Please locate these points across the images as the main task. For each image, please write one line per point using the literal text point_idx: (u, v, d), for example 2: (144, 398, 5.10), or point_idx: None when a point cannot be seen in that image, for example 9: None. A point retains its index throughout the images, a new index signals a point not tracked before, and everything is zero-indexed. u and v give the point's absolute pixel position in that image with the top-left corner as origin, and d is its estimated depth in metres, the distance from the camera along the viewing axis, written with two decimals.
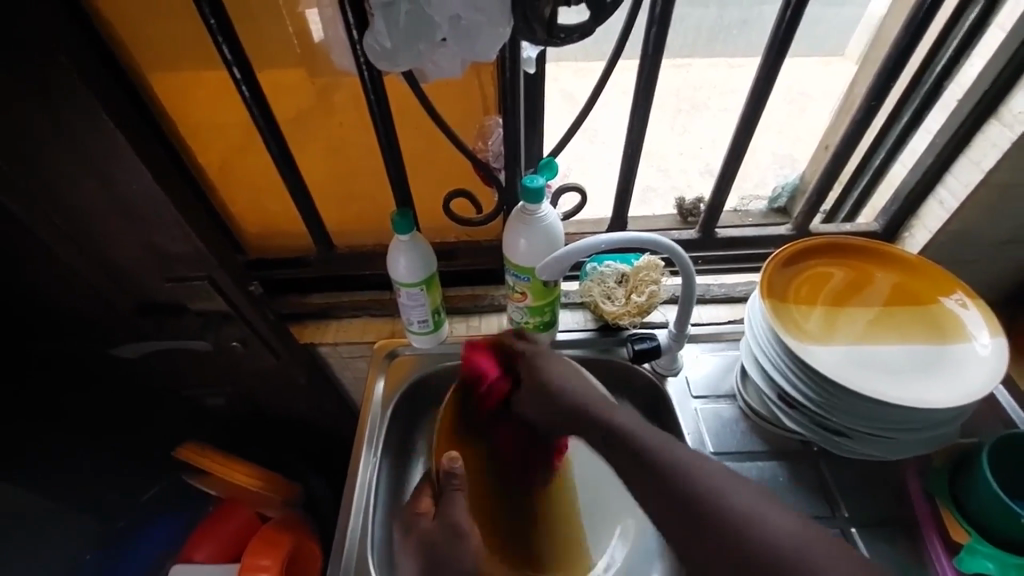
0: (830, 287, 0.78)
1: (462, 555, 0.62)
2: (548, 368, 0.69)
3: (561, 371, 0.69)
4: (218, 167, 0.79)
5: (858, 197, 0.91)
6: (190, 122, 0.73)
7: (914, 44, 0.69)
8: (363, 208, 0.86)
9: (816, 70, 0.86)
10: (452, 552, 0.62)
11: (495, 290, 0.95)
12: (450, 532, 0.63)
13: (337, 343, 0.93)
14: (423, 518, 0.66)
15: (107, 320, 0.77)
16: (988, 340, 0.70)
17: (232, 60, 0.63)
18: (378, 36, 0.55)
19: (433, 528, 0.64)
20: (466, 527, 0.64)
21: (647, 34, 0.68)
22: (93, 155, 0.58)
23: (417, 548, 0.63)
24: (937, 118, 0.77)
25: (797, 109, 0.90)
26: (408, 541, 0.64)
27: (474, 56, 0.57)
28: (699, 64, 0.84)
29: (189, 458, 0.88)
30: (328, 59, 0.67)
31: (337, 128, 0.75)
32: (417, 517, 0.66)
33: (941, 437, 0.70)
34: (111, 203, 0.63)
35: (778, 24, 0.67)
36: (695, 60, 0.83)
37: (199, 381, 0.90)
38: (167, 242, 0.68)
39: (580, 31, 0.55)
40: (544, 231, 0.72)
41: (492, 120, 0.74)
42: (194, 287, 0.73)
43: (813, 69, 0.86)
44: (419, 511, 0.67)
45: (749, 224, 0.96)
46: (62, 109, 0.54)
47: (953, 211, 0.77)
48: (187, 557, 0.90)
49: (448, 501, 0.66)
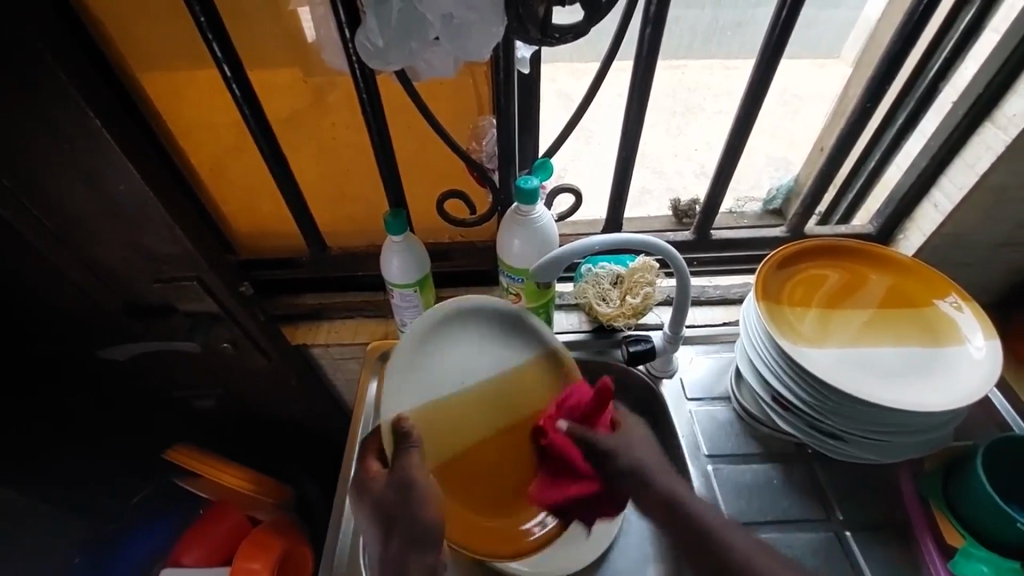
0: (824, 289, 0.78)
1: (416, 509, 0.55)
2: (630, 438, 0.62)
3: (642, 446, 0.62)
4: (209, 168, 0.78)
5: (853, 199, 0.91)
6: (180, 121, 0.72)
7: (907, 49, 0.69)
8: (357, 209, 0.86)
9: (811, 72, 0.85)
10: (406, 515, 0.55)
11: (489, 292, 0.94)
12: (402, 489, 0.56)
13: (329, 344, 0.93)
14: (377, 479, 0.59)
15: (94, 321, 0.76)
16: (983, 342, 0.70)
17: (222, 58, 0.62)
18: (370, 34, 0.55)
19: (389, 492, 0.57)
20: (418, 477, 0.57)
21: (642, 34, 0.67)
22: (80, 156, 0.57)
23: (374, 514, 0.58)
24: (931, 121, 0.77)
25: (791, 110, 0.90)
26: (364, 504, 0.60)
27: (468, 56, 0.56)
28: (694, 66, 0.83)
29: (180, 461, 0.90)
30: (320, 58, 0.66)
31: (330, 128, 0.74)
32: (371, 475, 0.61)
33: (935, 441, 0.70)
34: (99, 202, 0.62)
35: (773, 26, 0.66)
36: (690, 62, 0.82)
37: (189, 383, 0.89)
38: (156, 243, 0.67)
39: (574, 31, 0.54)
40: (539, 233, 0.71)
41: (486, 121, 0.73)
42: (184, 288, 0.72)
43: (809, 70, 0.85)
44: (370, 471, 0.61)
45: (744, 226, 0.96)
46: (49, 110, 0.53)
47: (948, 213, 0.77)
48: (176, 559, 0.89)
49: (398, 460, 0.59)
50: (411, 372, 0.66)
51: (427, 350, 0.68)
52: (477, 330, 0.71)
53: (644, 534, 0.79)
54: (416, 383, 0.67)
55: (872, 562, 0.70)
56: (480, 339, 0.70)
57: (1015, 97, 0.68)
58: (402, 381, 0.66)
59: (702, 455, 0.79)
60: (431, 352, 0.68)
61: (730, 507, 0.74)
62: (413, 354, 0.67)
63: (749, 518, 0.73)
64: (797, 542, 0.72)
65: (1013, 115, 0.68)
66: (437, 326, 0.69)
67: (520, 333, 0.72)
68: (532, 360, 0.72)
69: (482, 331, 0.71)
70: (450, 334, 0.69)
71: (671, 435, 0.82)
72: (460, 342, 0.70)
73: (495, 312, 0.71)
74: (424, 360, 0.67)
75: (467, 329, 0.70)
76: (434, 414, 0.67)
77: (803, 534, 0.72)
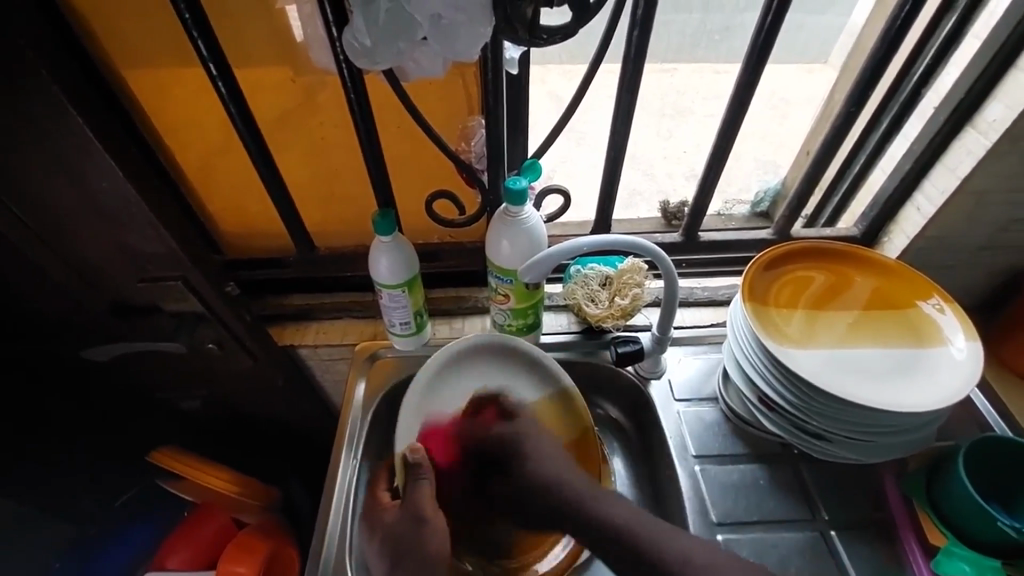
0: (811, 290, 0.79)
1: (426, 542, 0.63)
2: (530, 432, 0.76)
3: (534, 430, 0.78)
4: (195, 166, 0.77)
5: (839, 202, 0.92)
6: (166, 118, 0.71)
7: (889, 56, 0.70)
8: (346, 209, 0.85)
9: (799, 76, 0.86)
10: (414, 547, 0.62)
11: (479, 293, 0.95)
12: (414, 522, 0.63)
13: (317, 345, 0.92)
14: (388, 512, 0.66)
15: (76, 322, 0.75)
16: (965, 344, 0.71)
17: (207, 56, 0.62)
18: (357, 33, 0.54)
19: (398, 517, 0.65)
20: (428, 513, 0.64)
21: (630, 37, 0.67)
22: (60, 152, 0.56)
23: (384, 545, 0.64)
24: (915, 125, 0.78)
25: (780, 115, 0.91)
26: (376, 534, 0.65)
27: (456, 56, 0.56)
28: (683, 69, 0.83)
29: (163, 463, 0.87)
30: (308, 57, 0.66)
31: (318, 128, 0.74)
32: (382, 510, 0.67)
33: (918, 441, 0.70)
34: (82, 200, 0.61)
35: (758, 31, 0.67)
36: (680, 66, 0.83)
37: (173, 385, 0.87)
38: (139, 241, 0.66)
39: (563, 32, 0.54)
40: (527, 234, 0.71)
41: (475, 122, 0.73)
42: (168, 288, 0.71)
43: (796, 75, 0.86)
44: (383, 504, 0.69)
45: (731, 228, 0.97)
46: (27, 103, 0.52)
47: (931, 216, 0.78)
48: (160, 563, 0.88)
49: (411, 493, 0.65)
50: (425, 408, 0.75)
51: (439, 387, 0.78)
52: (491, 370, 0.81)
53: None
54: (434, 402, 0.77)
55: (856, 562, 0.70)
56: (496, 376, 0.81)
57: (995, 102, 0.69)
58: (414, 414, 0.74)
59: (689, 455, 0.79)
60: (444, 390, 0.78)
61: (717, 507, 0.74)
62: (427, 391, 0.76)
63: (736, 518, 0.73)
64: (783, 542, 0.72)
65: (993, 120, 0.69)
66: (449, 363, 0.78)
67: (526, 366, 0.81)
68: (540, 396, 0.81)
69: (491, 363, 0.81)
70: (468, 369, 0.80)
71: (658, 436, 0.82)
72: (471, 379, 0.80)
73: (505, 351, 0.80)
74: (436, 396, 0.77)
75: (477, 370, 0.80)
76: (445, 449, 0.75)
77: (789, 534, 0.72)
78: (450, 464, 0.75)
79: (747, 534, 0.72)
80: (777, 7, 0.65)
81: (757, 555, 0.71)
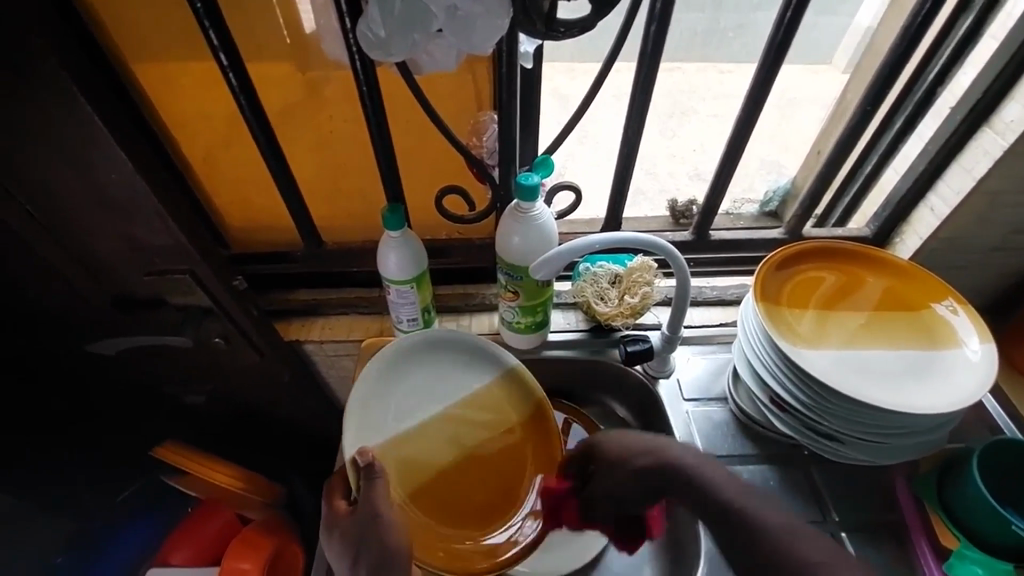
0: (822, 291, 0.78)
1: (381, 537, 0.53)
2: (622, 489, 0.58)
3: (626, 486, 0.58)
4: (202, 158, 0.76)
5: (849, 203, 0.90)
6: (173, 110, 0.70)
7: (907, 54, 0.69)
8: (354, 204, 0.84)
9: (803, 77, 0.85)
10: (371, 544, 0.53)
11: (486, 290, 0.94)
12: (371, 523, 0.54)
13: (323, 341, 0.91)
14: (342, 516, 0.57)
15: (81, 316, 0.74)
16: (978, 346, 0.70)
17: (219, 46, 0.61)
18: (372, 24, 0.53)
19: (357, 519, 0.55)
20: (382, 508, 0.54)
21: (645, 32, 0.67)
22: (68, 142, 0.55)
23: (343, 548, 0.55)
24: (930, 125, 0.77)
25: (784, 115, 0.89)
26: (339, 543, 0.56)
27: (471, 49, 0.56)
28: (690, 69, 0.83)
29: (166, 457, 0.87)
30: (319, 49, 0.65)
31: (327, 121, 0.73)
32: (337, 513, 0.58)
33: (932, 443, 0.70)
34: (90, 191, 0.60)
35: (777, 27, 0.66)
36: (686, 65, 0.82)
37: (178, 380, 0.86)
38: (147, 233, 0.65)
39: (580, 26, 0.54)
40: (539, 230, 0.70)
41: (487, 117, 0.73)
42: (175, 281, 0.71)
43: (801, 76, 0.85)
44: (338, 510, 0.59)
45: (740, 227, 0.96)
46: (35, 91, 0.51)
47: (945, 217, 0.78)
48: (164, 559, 0.90)
49: (365, 493, 0.56)
50: (376, 401, 0.75)
51: (388, 387, 0.77)
52: (439, 362, 0.80)
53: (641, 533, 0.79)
54: (383, 403, 0.76)
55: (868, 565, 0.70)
56: (443, 368, 0.80)
57: (1013, 102, 0.68)
58: (361, 415, 0.73)
59: None
60: (397, 383, 0.77)
61: None
62: (378, 384, 0.76)
63: None
64: None
65: (1011, 121, 0.68)
66: (401, 354, 0.78)
67: (472, 354, 0.81)
68: (492, 382, 0.80)
69: (437, 356, 0.80)
70: (414, 364, 0.79)
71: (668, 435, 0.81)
72: (425, 371, 0.79)
73: (458, 342, 0.80)
74: (388, 388, 0.77)
75: (425, 363, 0.80)
76: (398, 442, 0.74)
77: None
78: (404, 457, 0.74)
79: None
80: (797, 3, 0.64)
81: None
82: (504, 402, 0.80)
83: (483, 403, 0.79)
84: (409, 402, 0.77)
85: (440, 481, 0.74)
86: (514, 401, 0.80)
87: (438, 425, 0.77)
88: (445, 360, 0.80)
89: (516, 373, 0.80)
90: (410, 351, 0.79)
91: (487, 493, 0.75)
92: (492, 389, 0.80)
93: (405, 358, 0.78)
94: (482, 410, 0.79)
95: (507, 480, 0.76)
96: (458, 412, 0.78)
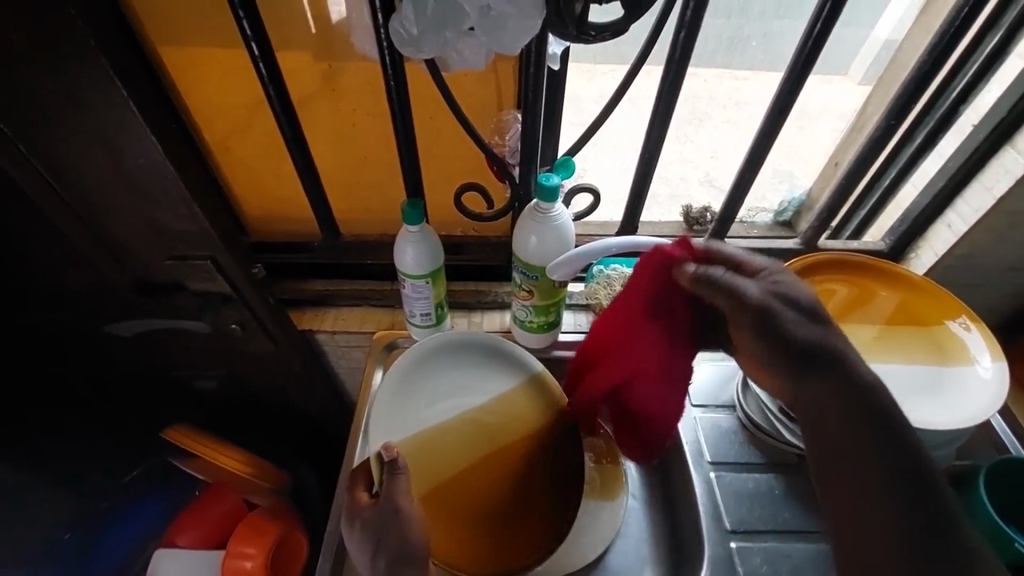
0: (834, 302, 0.79)
1: (402, 532, 0.54)
2: (762, 351, 0.56)
3: (769, 351, 0.55)
4: (225, 147, 0.77)
5: (866, 215, 0.90)
6: (200, 97, 0.71)
7: (932, 70, 0.70)
8: (373, 198, 0.85)
9: (817, 87, 0.84)
10: (391, 539, 0.54)
11: (499, 287, 0.95)
12: (394, 519, 0.55)
13: (335, 331, 0.92)
14: (364, 508, 0.57)
15: (99, 299, 0.75)
16: (990, 364, 0.71)
17: (251, 36, 0.61)
18: (405, 21, 0.54)
19: (382, 513, 0.56)
20: (404, 504, 0.56)
21: (674, 38, 0.67)
22: (101, 127, 0.56)
23: (363, 539, 0.55)
24: (951, 142, 0.77)
25: (800, 125, 0.89)
26: (361, 535, 0.56)
27: (501, 48, 0.56)
28: (701, 77, 0.83)
29: (176, 439, 0.87)
30: (348, 41, 0.66)
31: (351, 113, 0.74)
32: (360, 505, 0.58)
33: (939, 460, 0.70)
34: (119, 175, 0.61)
35: (805, 39, 0.67)
36: (700, 71, 0.82)
37: (190, 366, 0.87)
38: (171, 219, 0.66)
39: (613, 29, 0.54)
40: (557, 231, 0.71)
41: (510, 116, 0.73)
42: (196, 266, 0.71)
43: (814, 86, 0.84)
44: (359, 501, 0.58)
45: (755, 236, 0.95)
46: (73, 76, 0.52)
47: (962, 234, 0.78)
48: (171, 541, 0.88)
49: (387, 487, 0.57)
50: (400, 400, 0.78)
51: (413, 388, 0.80)
52: (463, 364, 0.83)
53: (644, 537, 0.77)
54: (408, 401, 0.79)
55: None
56: (467, 370, 0.83)
57: None
58: (387, 411, 0.77)
59: (705, 461, 0.79)
60: (420, 384, 0.80)
61: (731, 515, 0.74)
62: (403, 384, 0.80)
63: (750, 526, 0.73)
64: (796, 552, 0.72)
65: None
66: (425, 355, 0.82)
67: (496, 356, 0.83)
68: (515, 386, 0.82)
69: (462, 359, 0.84)
70: (438, 366, 0.82)
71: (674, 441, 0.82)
72: (449, 373, 0.82)
73: (483, 345, 0.84)
74: (413, 387, 0.80)
75: (449, 365, 0.83)
76: (419, 442, 0.75)
77: (802, 545, 0.72)
78: (423, 456, 0.74)
79: (759, 543, 0.72)
80: (827, 14, 0.64)
81: (771, 563, 0.71)
82: (527, 404, 0.80)
83: (506, 404, 0.80)
84: (432, 401, 0.79)
85: (455, 482, 0.73)
86: (537, 406, 0.80)
87: (458, 425, 0.78)
88: (469, 361, 0.83)
89: (538, 377, 0.82)
90: (436, 351, 0.83)
91: (502, 497, 0.74)
92: (515, 392, 0.81)
93: (430, 356, 0.82)
94: (503, 411, 0.79)
95: (529, 483, 0.75)
96: (480, 414, 0.79)
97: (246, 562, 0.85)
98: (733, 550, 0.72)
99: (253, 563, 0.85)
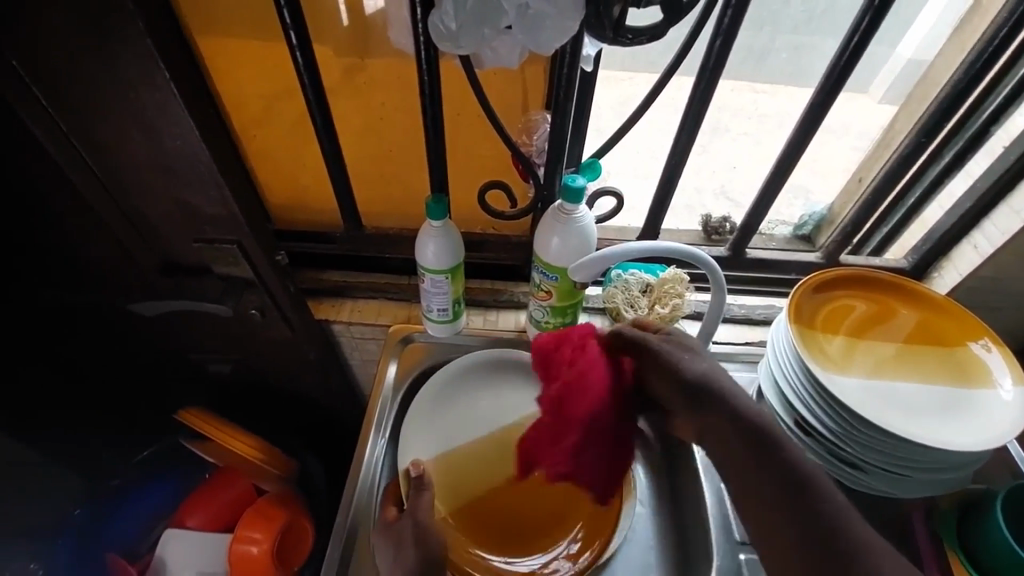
0: (853, 317, 0.78)
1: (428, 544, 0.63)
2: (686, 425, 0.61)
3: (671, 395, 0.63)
4: (255, 136, 0.78)
5: (889, 231, 0.89)
6: (232, 84, 0.71)
7: (967, 90, 0.69)
8: (396, 193, 0.86)
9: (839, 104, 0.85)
10: (418, 549, 0.63)
11: (516, 287, 0.95)
12: (415, 531, 0.64)
13: (351, 323, 0.92)
14: (393, 520, 0.67)
15: (125, 279, 0.76)
16: (1012, 387, 0.70)
17: (290, 25, 0.62)
18: (444, 16, 0.55)
19: (403, 526, 0.65)
20: (429, 521, 0.65)
21: (710, 46, 0.67)
22: (141, 110, 0.57)
23: (388, 546, 0.65)
24: (980, 163, 0.77)
25: (820, 140, 0.90)
26: (384, 544, 0.65)
27: (537, 48, 0.56)
28: (725, 87, 0.83)
29: (189, 421, 0.88)
30: (384, 34, 0.66)
31: (380, 107, 0.74)
32: (390, 518, 0.68)
33: (954, 481, 0.70)
34: (155, 158, 0.62)
35: (842, 51, 0.66)
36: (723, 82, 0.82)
37: (207, 350, 0.88)
38: (202, 202, 0.67)
39: (650, 34, 0.54)
40: (579, 234, 0.71)
41: (539, 117, 0.73)
42: (222, 251, 0.73)
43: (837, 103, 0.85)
44: (389, 515, 0.69)
45: (773, 248, 0.95)
46: (117, 60, 0.53)
47: (987, 256, 0.78)
48: (180, 522, 0.89)
49: (413, 501, 0.67)
50: (434, 414, 0.82)
51: (448, 401, 0.83)
52: (498, 381, 0.85)
53: (648, 543, 0.77)
54: (443, 414, 0.82)
55: None
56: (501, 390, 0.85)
57: None
58: (423, 424, 0.81)
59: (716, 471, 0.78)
60: (454, 401, 0.83)
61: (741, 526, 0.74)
62: (438, 398, 0.83)
63: None
64: None
65: None
66: (452, 377, 0.84)
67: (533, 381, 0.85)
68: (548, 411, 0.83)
69: (501, 378, 0.86)
70: (472, 384, 0.85)
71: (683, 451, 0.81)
72: (484, 390, 0.85)
73: (515, 364, 0.86)
74: (438, 411, 0.82)
75: (485, 383, 0.85)
76: (449, 457, 0.79)
77: None
78: (452, 476, 0.78)
79: None
80: (866, 27, 0.64)
81: None
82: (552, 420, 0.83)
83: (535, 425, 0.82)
84: (468, 415, 0.83)
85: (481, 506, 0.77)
86: None
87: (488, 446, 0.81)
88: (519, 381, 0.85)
89: None
90: (475, 370, 0.85)
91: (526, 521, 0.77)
92: None
93: (470, 372, 0.85)
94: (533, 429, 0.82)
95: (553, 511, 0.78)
96: (510, 433, 0.82)
97: (253, 546, 0.85)
98: (743, 562, 0.71)
99: (259, 548, 0.85)
